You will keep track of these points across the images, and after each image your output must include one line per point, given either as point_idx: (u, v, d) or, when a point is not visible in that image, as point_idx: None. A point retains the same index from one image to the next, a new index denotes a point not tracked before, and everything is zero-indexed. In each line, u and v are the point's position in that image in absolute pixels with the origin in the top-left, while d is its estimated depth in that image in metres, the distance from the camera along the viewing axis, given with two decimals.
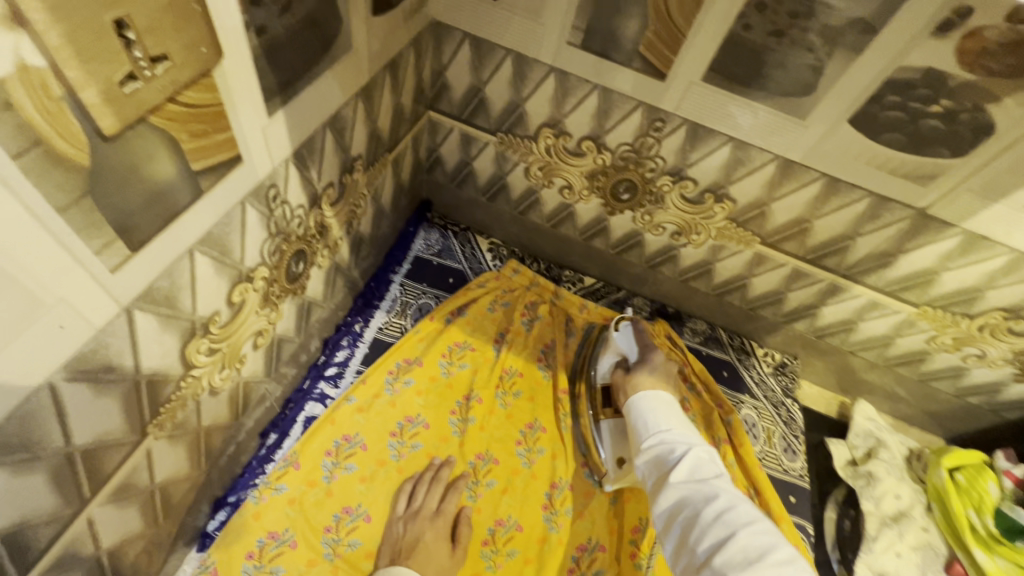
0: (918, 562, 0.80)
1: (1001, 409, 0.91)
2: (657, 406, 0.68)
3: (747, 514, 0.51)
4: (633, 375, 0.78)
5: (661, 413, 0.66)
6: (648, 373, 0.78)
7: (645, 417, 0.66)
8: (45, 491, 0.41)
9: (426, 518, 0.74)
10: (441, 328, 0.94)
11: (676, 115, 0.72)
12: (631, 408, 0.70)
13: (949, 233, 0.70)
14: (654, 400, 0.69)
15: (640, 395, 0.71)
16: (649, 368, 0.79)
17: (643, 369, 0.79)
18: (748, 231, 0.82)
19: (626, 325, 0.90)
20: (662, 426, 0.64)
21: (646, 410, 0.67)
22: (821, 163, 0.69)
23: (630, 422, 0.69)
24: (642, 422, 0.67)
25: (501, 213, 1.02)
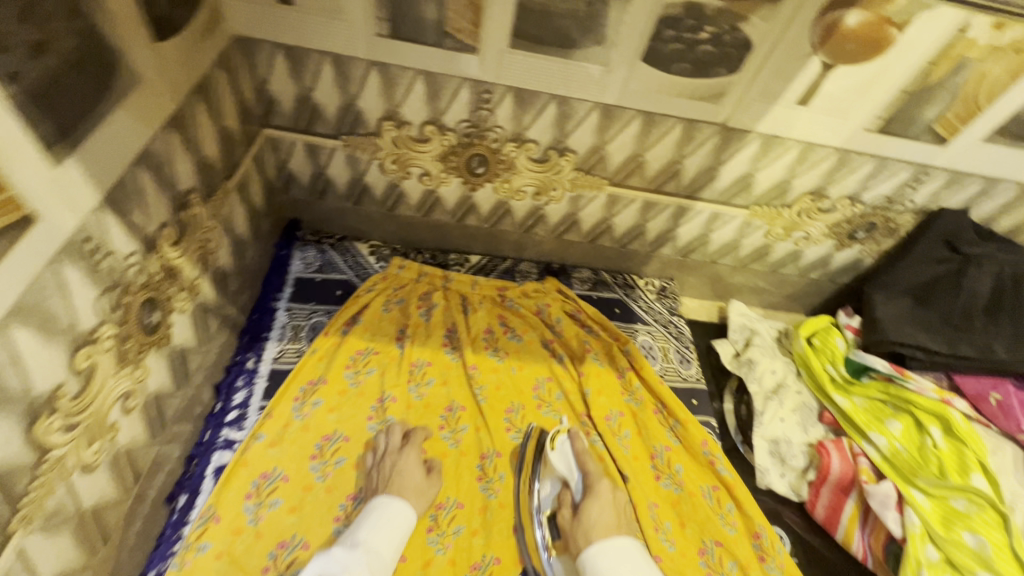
0: (799, 420, 0.92)
1: (836, 276, 1.08)
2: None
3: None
4: (583, 517, 0.77)
5: None
6: (597, 511, 0.77)
7: None
8: None
9: (395, 452, 0.80)
10: (339, 340, 0.94)
11: (499, 84, 0.76)
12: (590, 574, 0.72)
13: (750, 139, 0.81)
14: (615, 563, 0.72)
15: (597, 553, 0.73)
16: (597, 502, 0.78)
17: (593, 505, 0.78)
18: (595, 176, 0.89)
19: (562, 441, 0.87)
20: None
21: None
22: (632, 102, 0.77)
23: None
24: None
25: (372, 215, 1.01)
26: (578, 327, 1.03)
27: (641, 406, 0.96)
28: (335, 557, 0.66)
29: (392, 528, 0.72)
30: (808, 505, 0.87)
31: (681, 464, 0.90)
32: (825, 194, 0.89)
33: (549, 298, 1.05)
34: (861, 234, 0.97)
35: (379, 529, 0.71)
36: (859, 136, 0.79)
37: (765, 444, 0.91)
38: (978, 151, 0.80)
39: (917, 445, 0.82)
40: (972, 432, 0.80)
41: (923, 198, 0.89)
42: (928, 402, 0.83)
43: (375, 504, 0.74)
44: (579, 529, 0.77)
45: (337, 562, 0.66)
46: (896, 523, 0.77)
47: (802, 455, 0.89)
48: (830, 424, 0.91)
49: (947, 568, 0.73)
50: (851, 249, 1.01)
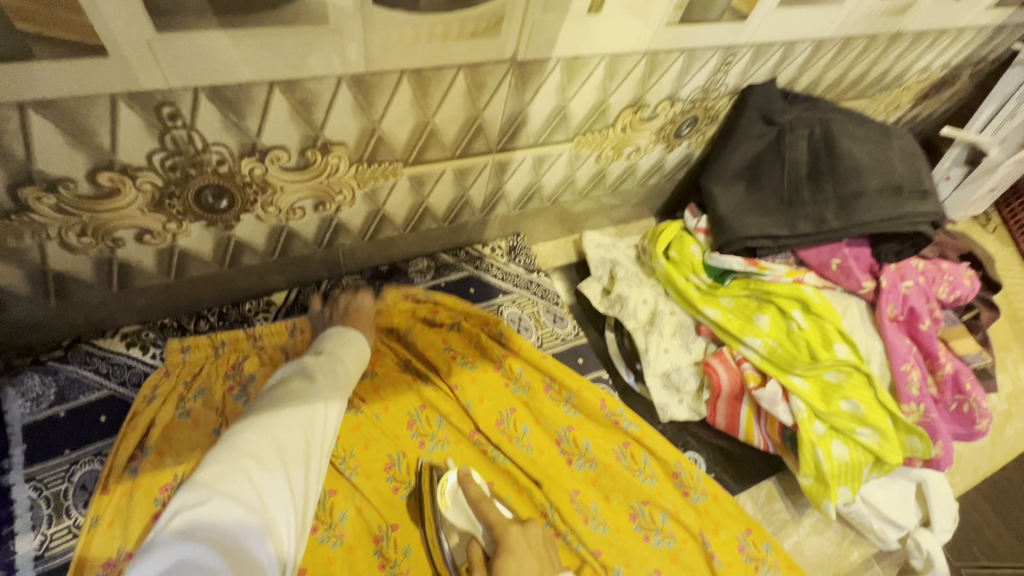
0: (681, 343, 0.91)
1: (673, 175, 1.02)
2: None
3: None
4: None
5: None
6: (516, 566, 0.62)
7: None
8: None
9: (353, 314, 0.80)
10: (128, 483, 0.68)
11: (179, 90, 0.49)
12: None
13: (549, 68, 0.65)
14: None
15: None
16: (512, 556, 0.63)
17: (509, 562, 0.62)
18: (383, 162, 0.68)
19: (454, 490, 0.72)
20: None
21: None
22: (388, 62, 0.55)
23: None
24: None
25: (99, 301, 0.70)
26: (436, 327, 0.88)
27: (530, 391, 0.85)
28: (304, 361, 0.69)
29: (354, 345, 0.74)
30: (709, 419, 0.88)
31: (587, 437, 0.83)
32: (644, 102, 0.78)
33: (397, 308, 0.87)
34: (686, 129, 0.90)
35: (345, 349, 0.73)
36: (663, 33, 0.67)
37: (657, 380, 0.88)
38: (776, 18, 0.73)
39: (784, 333, 0.84)
40: (825, 302, 0.83)
41: (734, 78, 0.82)
42: (784, 288, 0.85)
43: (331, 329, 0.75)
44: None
45: (312, 368, 0.67)
46: (786, 413, 0.79)
47: (692, 378, 0.88)
48: (709, 335, 0.90)
49: (834, 435, 0.79)
50: (681, 147, 0.94)
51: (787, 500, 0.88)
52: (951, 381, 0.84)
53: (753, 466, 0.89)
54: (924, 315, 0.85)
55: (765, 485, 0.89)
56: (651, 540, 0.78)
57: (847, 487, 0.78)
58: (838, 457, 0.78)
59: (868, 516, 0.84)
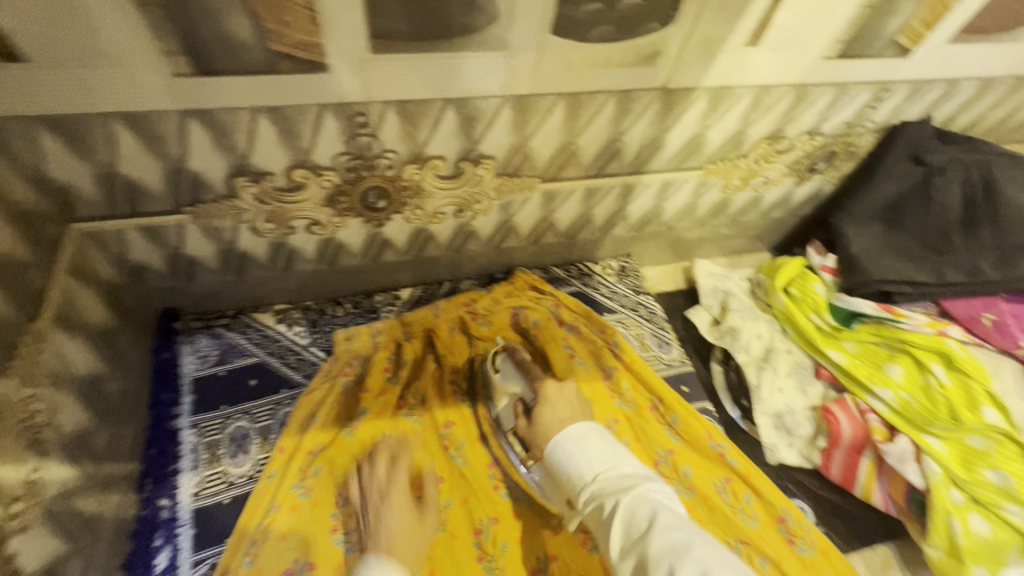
0: (797, 384, 0.86)
1: (798, 211, 0.99)
2: (583, 451, 0.62)
3: (720, 563, 0.48)
4: (536, 422, 0.70)
5: (586, 459, 0.61)
6: (548, 411, 0.71)
7: (572, 464, 0.61)
8: None
9: (378, 501, 0.71)
10: (297, 438, 0.78)
11: (374, 102, 0.56)
12: (552, 462, 0.64)
13: (695, 97, 0.66)
14: (579, 442, 0.63)
15: (555, 443, 0.64)
16: (548, 404, 0.72)
17: (543, 406, 0.71)
18: (524, 177, 0.72)
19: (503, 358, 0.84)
20: (589, 473, 0.59)
21: (572, 460, 0.61)
22: (549, 85, 0.59)
23: (559, 476, 0.62)
24: (570, 473, 0.61)
25: (263, 280, 0.81)
26: (557, 327, 0.91)
27: (635, 408, 0.86)
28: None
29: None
30: (821, 469, 0.82)
31: (688, 465, 0.82)
32: (782, 134, 0.77)
33: (525, 299, 0.93)
34: (821, 164, 0.87)
35: None
36: (816, 67, 0.66)
37: (768, 420, 0.85)
38: (942, 55, 0.69)
39: (921, 388, 0.78)
40: (973, 360, 0.76)
41: (883, 115, 0.79)
42: (924, 338, 0.78)
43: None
44: (536, 439, 0.70)
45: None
46: (917, 475, 0.73)
47: (807, 423, 0.83)
48: (829, 380, 0.85)
49: (973, 507, 0.71)
50: (812, 182, 0.91)
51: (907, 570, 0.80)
52: None
53: (869, 527, 0.82)
54: None
55: (881, 549, 0.82)
56: None
57: (988, 569, 0.68)
58: (978, 532, 0.70)
59: None
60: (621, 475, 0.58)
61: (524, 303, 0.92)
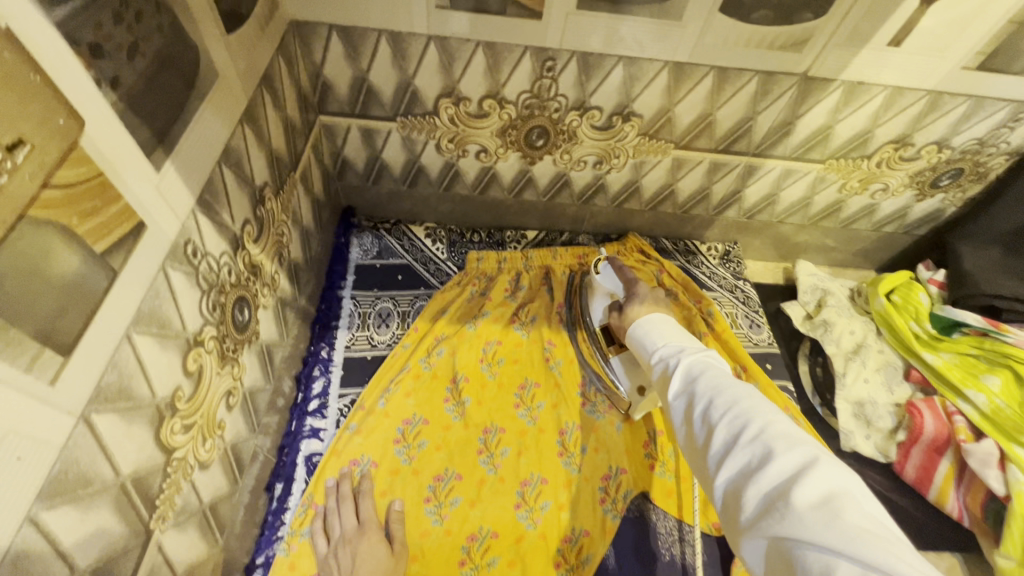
0: (883, 381, 0.89)
1: (913, 229, 1.02)
2: (655, 331, 0.64)
3: (754, 405, 0.47)
4: (626, 313, 0.75)
5: (657, 336, 0.63)
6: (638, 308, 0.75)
7: (645, 341, 0.64)
8: (93, 543, 0.41)
9: (352, 536, 0.71)
10: (428, 324, 0.93)
11: (564, 50, 0.72)
12: (631, 339, 0.67)
13: (832, 88, 0.75)
14: (654, 326, 0.65)
15: (634, 328, 0.67)
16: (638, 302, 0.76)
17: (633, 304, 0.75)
18: (661, 140, 0.85)
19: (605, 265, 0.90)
20: (658, 343, 0.62)
21: (644, 339, 0.64)
22: (706, 57, 0.72)
23: (638, 354, 0.66)
24: (644, 348, 0.64)
25: (427, 196, 0.99)
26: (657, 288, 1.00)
27: None
28: None
29: None
30: (896, 466, 0.85)
31: None
32: (910, 141, 0.83)
33: (632, 259, 1.03)
34: (945, 181, 0.91)
35: None
36: (954, 76, 0.73)
37: (848, 407, 0.89)
38: None
39: (1018, 401, 0.79)
40: None
41: (1018, 138, 0.82)
42: None
43: None
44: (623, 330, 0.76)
45: None
46: (999, 482, 0.75)
47: (889, 417, 0.86)
48: (918, 382, 0.88)
49: None
50: (933, 198, 0.95)
51: None
52: None
53: (942, 535, 0.82)
54: None
55: (947, 558, 0.82)
56: None
57: None
58: None
59: None
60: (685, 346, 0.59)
61: (631, 262, 1.02)
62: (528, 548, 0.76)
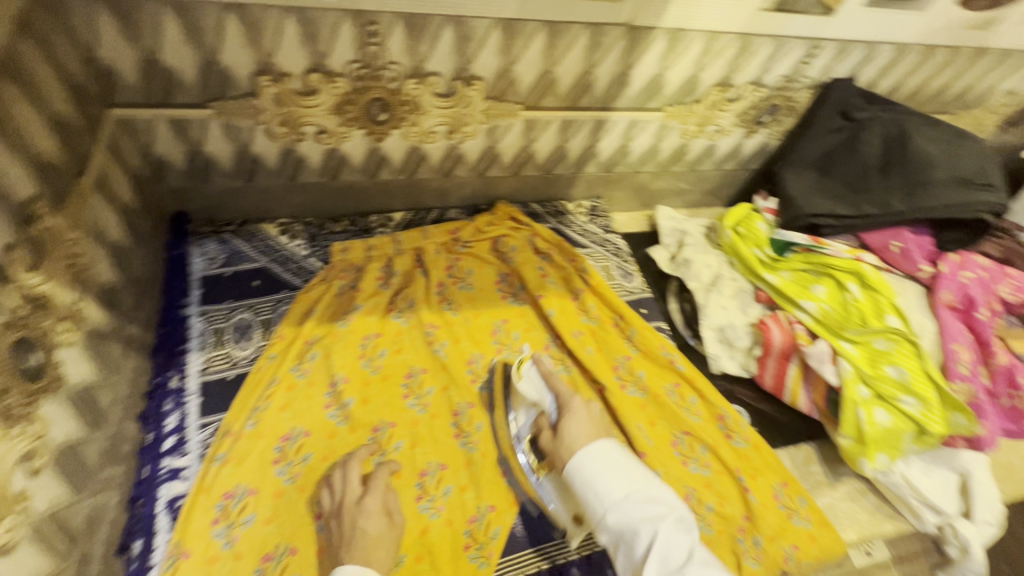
0: (738, 306, 0.98)
1: (748, 164, 1.12)
2: (606, 475, 0.68)
3: None
4: (563, 435, 0.74)
5: (609, 480, 0.67)
6: (575, 428, 0.75)
7: (596, 487, 0.67)
8: None
9: (353, 504, 0.71)
10: (296, 329, 0.86)
11: (384, 12, 0.66)
12: (574, 478, 0.70)
13: (656, 36, 0.78)
14: (602, 467, 0.69)
15: (581, 460, 0.70)
16: (575, 420, 0.76)
17: (571, 423, 0.75)
18: (508, 102, 0.83)
19: (529, 367, 0.85)
20: (614, 493, 0.66)
21: (595, 481, 0.67)
22: (533, 12, 0.71)
23: (581, 494, 0.69)
24: (595, 494, 0.67)
25: (271, 189, 0.89)
26: (532, 253, 1.02)
27: (598, 323, 0.97)
28: None
29: None
30: (757, 378, 0.95)
31: (642, 370, 0.94)
32: (731, 83, 0.90)
33: (505, 229, 1.03)
34: (766, 117, 1.00)
35: None
36: (756, 18, 0.79)
37: (712, 333, 0.97)
38: (860, 17, 0.83)
39: (838, 303, 0.91)
40: (881, 280, 0.89)
41: (816, 72, 0.93)
42: (842, 262, 0.92)
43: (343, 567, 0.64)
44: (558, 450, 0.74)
45: None
46: (832, 374, 0.86)
47: (746, 335, 0.96)
48: (765, 302, 0.98)
49: (878, 402, 0.84)
50: (759, 134, 1.04)
51: (824, 465, 0.93)
52: (1004, 373, 0.86)
53: (794, 430, 0.95)
54: (981, 305, 0.88)
55: (804, 448, 0.94)
56: (689, 465, 0.86)
57: (886, 453, 0.84)
58: (880, 422, 0.83)
59: (904, 490, 0.88)
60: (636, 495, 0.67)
61: (503, 232, 1.02)
62: (435, 538, 0.73)
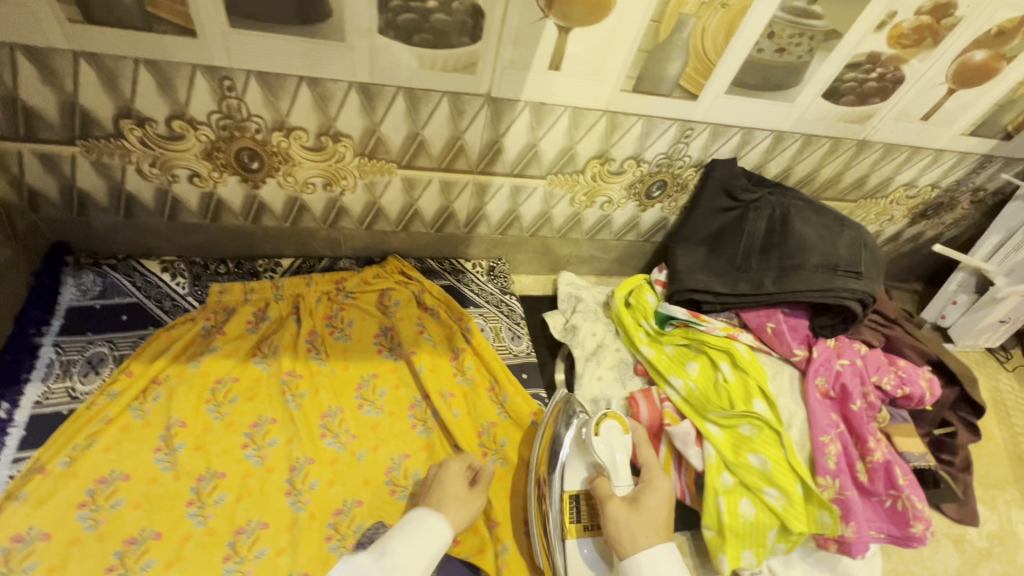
0: (616, 377, 0.96)
1: (650, 236, 1.13)
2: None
3: None
4: (642, 505, 0.72)
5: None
6: (656, 506, 0.72)
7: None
8: None
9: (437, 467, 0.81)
10: (145, 366, 0.84)
11: (237, 69, 0.70)
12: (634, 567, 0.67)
13: (520, 107, 0.81)
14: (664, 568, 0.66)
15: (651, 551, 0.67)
16: (654, 495, 0.73)
17: (651, 497, 0.72)
18: (381, 160, 0.86)
19: (611, 425, 0.79)
20: None
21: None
22: (387, 78, 0.74)
23: None
24: None
25: (151, 227, 0.91)
26: (416, 308, 1.01)
27: (472, 384, 0.94)
28: None
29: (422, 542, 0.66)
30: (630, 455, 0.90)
31: (507, 438, 0.90)
32: (610, 156, 0.92)
33: (391, 282, 1.02)
34: (656, 191, 1.02)
35: None
36: (619, 97, 0.82)
37: (585, 405, 0.93)
38: (726, 103, 0.86)
39: (710, 383, 0.88)
40: (755, 361, 0.87)
41: (697, 152, 0.95)
42: (716, 339, 0.89)
43: (415, 515, 0.70)
44: (623, 524, 0.70)
45: None
46: (697, 458, 0.82)
47: (619, 410, 0.92)
48: (644, 374, 0.95)
49: (742, 492, 0.79)
50: (653, 209, 1.06)
51: (695, 559, 0.86)
52: (882, 471, 0.81)
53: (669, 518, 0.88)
54: (856, 396, 0.84)
55: (677, 538, 0.88)
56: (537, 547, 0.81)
57: (750, 550, 0.78)
58: (744, 514, 0.78)
59: None
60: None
61: (389, 285, 1.01)
62: None
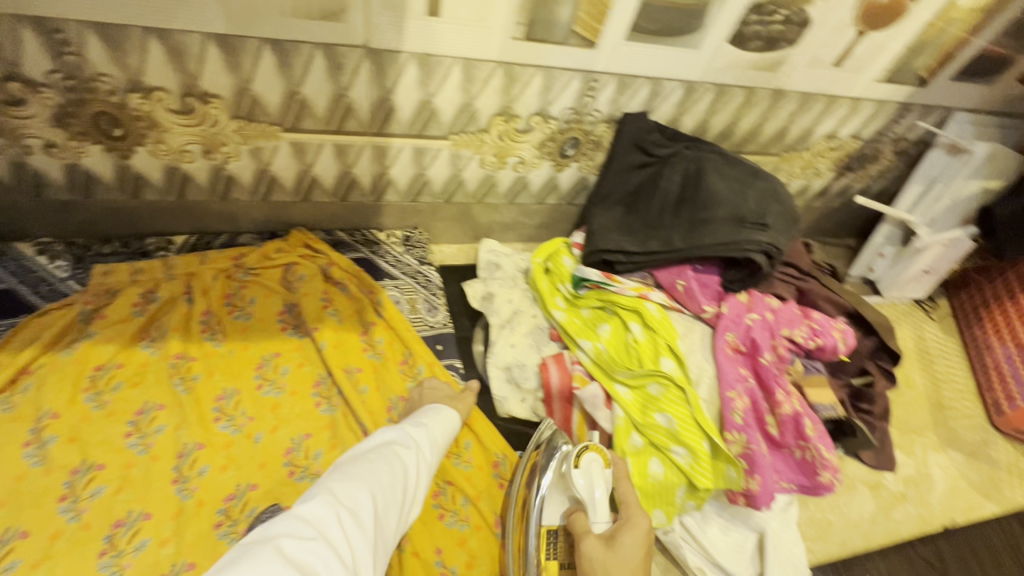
0: (531, 344, 0.93)
1: (572, 199, 1.09)
2: None
3: None
4: (617, 545, 0.65)
5: None
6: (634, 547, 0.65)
7: None
8: None
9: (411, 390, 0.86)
10: (13, 355, 0.77)
11: (68, 21, 0.63)
12: None
13: (403, 60, 0.76)
14: None
15: None
16: (631, 536, 0.66)
17: (627, 536, 0.66)
18: (261, 123, 0.79)
19: (592, 458, 0.74)
20: None
21: None
22: (246, 29, 0.68)
23: None
24: None
25: (15, 206, 0.83)
26: (323, 282, 0.95)
27: (383, 359, 0.91)
28: None
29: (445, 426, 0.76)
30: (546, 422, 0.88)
31: None
32: (514, 113, 0.88)
33: (296, 256, 0.96)
34: (570, 150, 0.97)
35: None
36: (510, 47, 0.77)
37: (499, 373, 0.90)
38: (627, 51, 0.82)
39: (620, 345, 0.86)
40: (665, 319, 0.85)
41: (605, 106, 0.91)
42: (626, 300, 0.87)
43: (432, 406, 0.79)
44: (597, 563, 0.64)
45: None
46: (607, 420, 0.83)
47: (533, 376, 0.89)
48: (558, 339, 0.93)
49: (651, 452, 0.79)
50: (570, 168, 1.02)
51: None
52: (792, 424, 0.80)
53: None
54: (765, 348, 0.83)
55: None
56: (445, 520, 0.77)
57: (661, 509, 0.78)
58: (652, 474, 0.78)
59: (692, 550, 0.80)
60: (361, 461, 0.64)
61: (293, 259, 0.96)
62: None
